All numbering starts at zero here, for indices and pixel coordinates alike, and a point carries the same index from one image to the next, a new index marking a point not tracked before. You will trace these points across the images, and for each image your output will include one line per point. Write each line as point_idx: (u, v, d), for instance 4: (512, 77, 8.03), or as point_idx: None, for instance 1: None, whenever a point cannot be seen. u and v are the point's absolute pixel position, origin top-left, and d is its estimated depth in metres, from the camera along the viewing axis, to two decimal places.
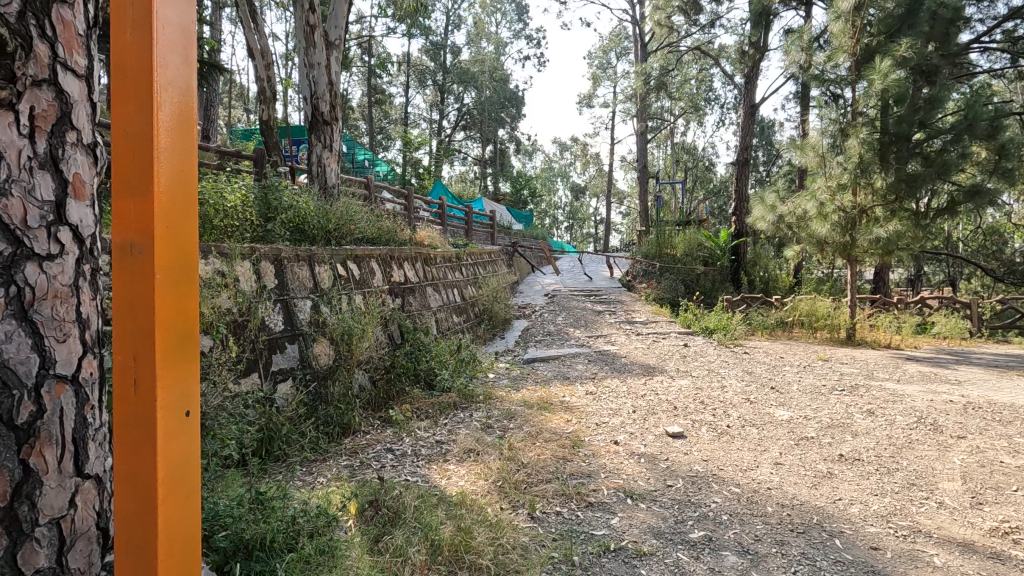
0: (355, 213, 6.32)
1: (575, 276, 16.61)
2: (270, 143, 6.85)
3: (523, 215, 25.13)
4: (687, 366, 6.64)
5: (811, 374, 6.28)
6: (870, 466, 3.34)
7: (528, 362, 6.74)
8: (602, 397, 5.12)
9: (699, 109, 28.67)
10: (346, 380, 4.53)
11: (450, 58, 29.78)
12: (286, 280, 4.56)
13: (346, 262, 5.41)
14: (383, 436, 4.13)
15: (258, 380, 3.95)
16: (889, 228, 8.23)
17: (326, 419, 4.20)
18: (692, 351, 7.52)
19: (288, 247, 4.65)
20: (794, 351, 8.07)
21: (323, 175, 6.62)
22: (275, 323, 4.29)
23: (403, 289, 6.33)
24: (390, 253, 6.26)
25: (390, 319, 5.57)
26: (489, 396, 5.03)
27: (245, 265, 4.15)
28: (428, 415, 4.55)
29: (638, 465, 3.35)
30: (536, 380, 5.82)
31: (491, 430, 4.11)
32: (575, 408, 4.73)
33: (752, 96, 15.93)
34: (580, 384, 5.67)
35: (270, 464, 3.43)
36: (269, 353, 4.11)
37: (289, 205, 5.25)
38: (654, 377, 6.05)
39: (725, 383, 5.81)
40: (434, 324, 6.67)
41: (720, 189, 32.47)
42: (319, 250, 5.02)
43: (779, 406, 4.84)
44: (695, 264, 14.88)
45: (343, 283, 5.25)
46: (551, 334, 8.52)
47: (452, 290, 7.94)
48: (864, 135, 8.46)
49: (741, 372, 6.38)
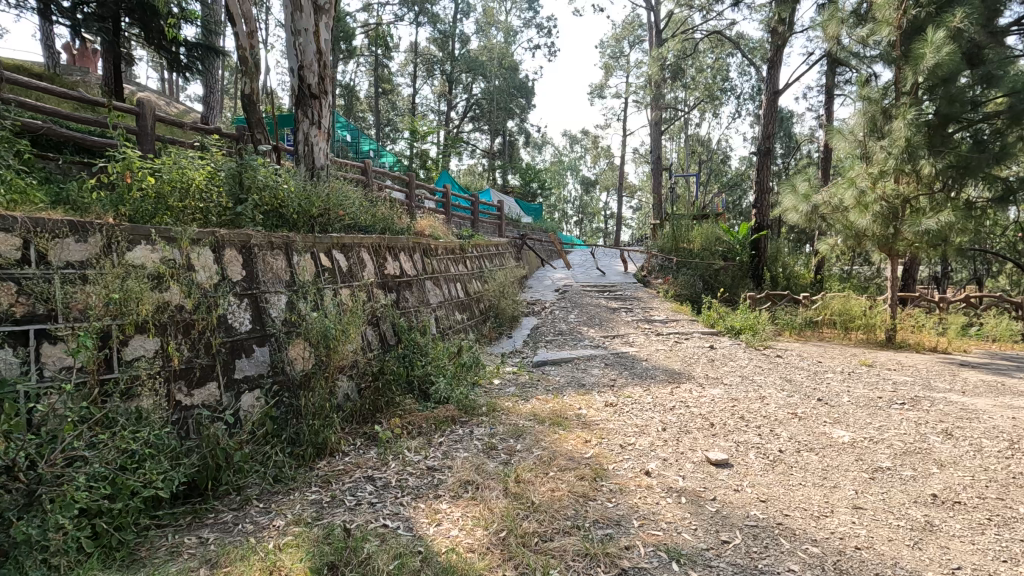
0: (344, 198, 5.62)
1: (587, 270, 15.86)
2: (252, 119, 6.14)
3: (533, 209, 24.61)
4: (715, 372, 5.90)
5: (859, 384, 5.51)
6: (980, 514, 2.62)
7: (538, 365, 6.03)
8: (624, 410, 4.40)
9: (715, 99, 27.70)
10: (325, 390, 3.83)
11: (458, 47, 28.98)
12: (257, 272, 3.91)
13: (331, 252, 4.74)
14: (365, 461, 3.42)
15: (215, 391, 3.35)
16: (940, 219, 7.38)
17: (297, 437, 3.54)
18: (719, 354, 6.78)
19: (260, 233, 3.99)
20: (833, 355, 7.30)
21: (310, 155, 5.92)
22: (241, 322, 3.65)
23: (397, 282, 5.62)
24: (383, 242, 5.56)
25: (381, 317, 4.88)
26: (493, 408, 4.33)
27: (203, 253, 3.52)
28: (422, 433, 3.85)
29: (679, 509, 2.65)
30: (547, 388, 5.11)
31: (494, 455, 3.40)
32: (593, 425, 4.00)
33: (776, 82, 15.05)
34: (598, 394, 4.94)
35: (216, 501, 2.74)
36: (229, 358, 3.49)
37: (266, 184, 4.55)
38: (680, 385, 5.33)
39: (763, 393, 5.07)
40: (433, 323, 5.96)
41: (735, 182, 31.53)
42: (298, 237, 4.34)
43: (834, 424, 4.09)
44: (714, 258, 14.09)
45: (325, 277, 4.54)
46: (563, 333, 7.80)
47: (455, 285, 7.24)
48: (912, 116, 7.57)
49: (779, 380, 5.64)
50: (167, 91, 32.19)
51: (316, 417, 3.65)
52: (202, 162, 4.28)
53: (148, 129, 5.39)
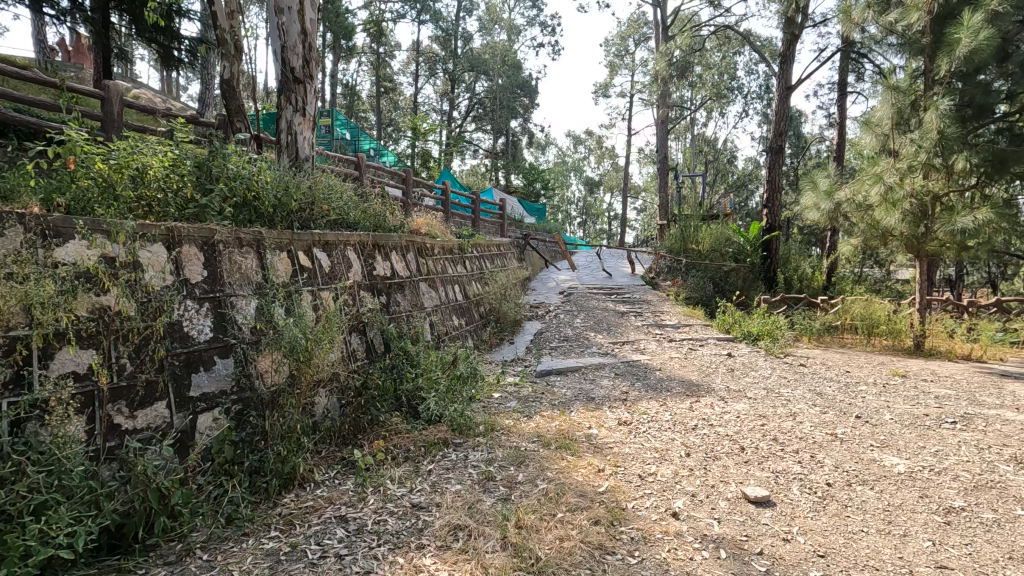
0: (330, 191, 5.12)
1: (592, 271, 15.34)
2: (231, 106, 5.63)
3: (535, 209, 24.25)
4: (737, 383, 5.37)
5: (897, 398, 4.97)
6: None
7: (542, 375, 5.53)
8: (640, 430, 3.87)
9: (722, 98, 27.18)
10: (297, 410, 3.31)
11: (460, 45, 28.56)
12: (220, 272, 3.42)
13: (310, 250, 4.24)
14: (340, 494, 2.91)
15: (165, 412, 2.87)
16: (977, 217, 6.83)
17: (262, 465, 3.04)
18: (739, 363, 6.25)
19: (226, 228, 3.51)
20: (860, 364, 6.78)
21: (294, 144, 5.40)
22: (198, 331, 3.17)
23: (388, 284, 5.12)
24: (372, 240, 5.06)
25: (368, 323, 4.38)
26: (491, 428, 3.82)
27: (153, 251, 3.05)
28: (408, 459, 3.33)
29: (719, 569, 2.14)
30: (552, 403, 4.58)
31: (491, 489, 2.89)
32: (606, 449, 3.48)
33: (788, 77, 14.53)
34: (610, 409, 4.41)
35: (148, 555, 2.24)
36: (181, 373, 3.00)
37: (237, 175, 4.05)
38: (699, 399, 4.80)
39: (793, 409, 4.54)
40: (428, 329, 5.44)
41: (742, 182, 31.00)
42: (270, 233, 3.84)
43: (883, 449, 3.56)
44: (724, 260, 13.56)
45: (303, 277, 4.05)
46: (568, 339, 7.28)
47: (452, 286, 6.73)
48: (944, 107, 7.02)
49: (808, 393, 5.10)
50: (168, 90, 31.86)
51: (285, 441, 3.16)
52: (164, 149, 3.79)
53: (115, 113, 4.92)
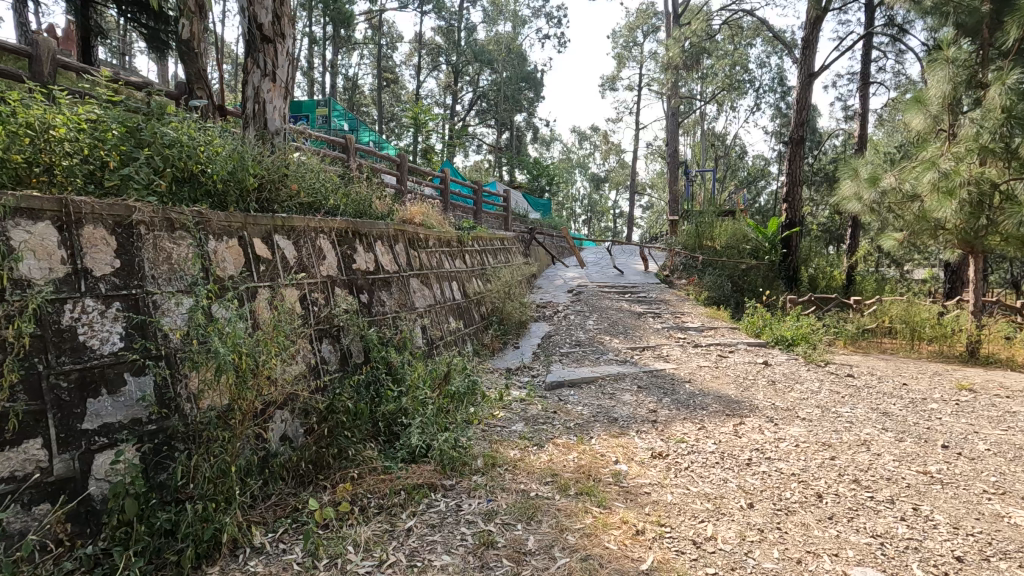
0: (302, 170, 4.29)
1: (602, 269, 14.51)
2: (191, 70, 4.79)
3: (540, 204, 23.44)
4: (783, 400, 4.54)
5: (981, 421, 4.13)
6: None
7: (553, 388, 4.73)
8: (681, 466, 3.05)
9: (734, 90, 26.29)
10: (233, 444, 2.50)
11: (464, 36, 27.65)
12: (141, 263, 2.61)
13: (269, 237, 3.42)
14: (283, 568, 2.11)
15: (40, 453, 2.10)
16: None
17: (176, 526, 2.25)
18: (779, 374, 5.41)
19: (151, 206, 2.71)
20: (915, 375, 5.94)
21: (262, 114, 4.58)
22: (101, 340, 2.37)
23: (370, 279, 4.30)
24: (350, 227, 4.22)
25: (341, 328, 3.59)
26: (491, 464, 3.01)
27: (35, 233, 2.26)
28: (381, 511, 2.52)
29: None
30: (567, 426, 3.76)
31: (492, 565, 2.09)
32: (642, 496, 2.67)
33: (810, 63, 13.64)
34: (638, 435, 3.60)
35: None
36: (69, 399, 2.21)
37: (176, 142, 3.23)
38: (743, 420, 3.98)
39: (862, 436, 3.71)
40: (418, 333, 4.63)
41: (753, 179, 30.11)
42: (212, 213, 3.02)
43: (1002, 499, 2.73)
44: (742, 257, 12.72)
45: (256, 270, 3.23)
46: (581, 343, 6.47)
47: (449, 282, 5.92)
48: (1014, 79, 6.23)
49: (872, 413, 4.27)
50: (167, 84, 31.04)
51: (214, 492, 2.37)
52: (82, 106, 2.98)
53: (44, 74, 4.13)
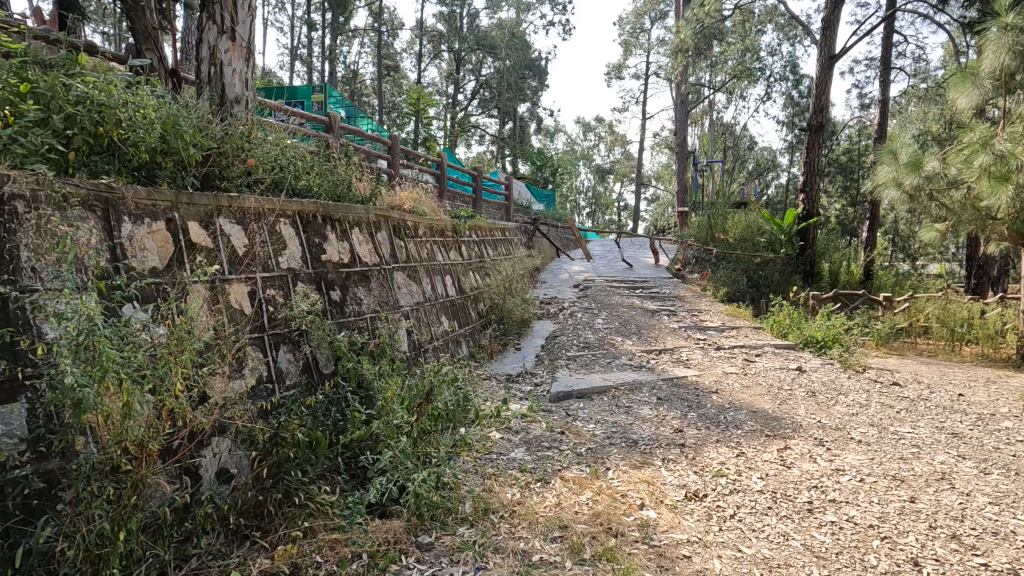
0: (262, 143, 3.62)
1: (609, 262, 13.80)
2: (139, 28, 4.10)
3: (545, 196, 22.71)
4: (829, 417, 3.87)
5: None
6: None
7: (559, 400, 4.07)
8: (724, 513, 2.40)
9: (745, 79, 25.42)
10: (132, 499, 1.83)
11: (465, 23, 26.76)
12: (15, 251, 1.93)
13: (210, 219, 2.74)
14: None
15: None
16: None
17: None
18: (817, 383, 4.75)
19: (33, 175, 2.02)
20: (967, 383, 5.26)
21: (219, 79, 3.91)
22: None
23: (344, 272, 3.63)
24: (319, 211, 3.55)
25: (303, 333, 2.93)
26: (482, 509, 2.35)
27: None
28: None
29: None
30: (578, 452, 3.11)
31: None
32: (682, 564, 2.01)
33: (831, 45, 12.83)
34: (665, 465, 2.94)
35: None
36: None
37: (88, 98, 2.55)
38: (788, 445, 3.30)
39: (938, 467, 3.04)
40: (402, 335, 3.96)
41: (761, 170, 29.24)
42: (128, 188, 2.35)
43: None
44: (757, 251, 12.00)
45: (188, 260, 2.55)
46: (590, 345, 5.82)
47: (442, 276, 5.25)
48: None
49: (938, 435, 3.59)
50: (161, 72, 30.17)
51: (97, 567, 1.72)
52: None
53: None
